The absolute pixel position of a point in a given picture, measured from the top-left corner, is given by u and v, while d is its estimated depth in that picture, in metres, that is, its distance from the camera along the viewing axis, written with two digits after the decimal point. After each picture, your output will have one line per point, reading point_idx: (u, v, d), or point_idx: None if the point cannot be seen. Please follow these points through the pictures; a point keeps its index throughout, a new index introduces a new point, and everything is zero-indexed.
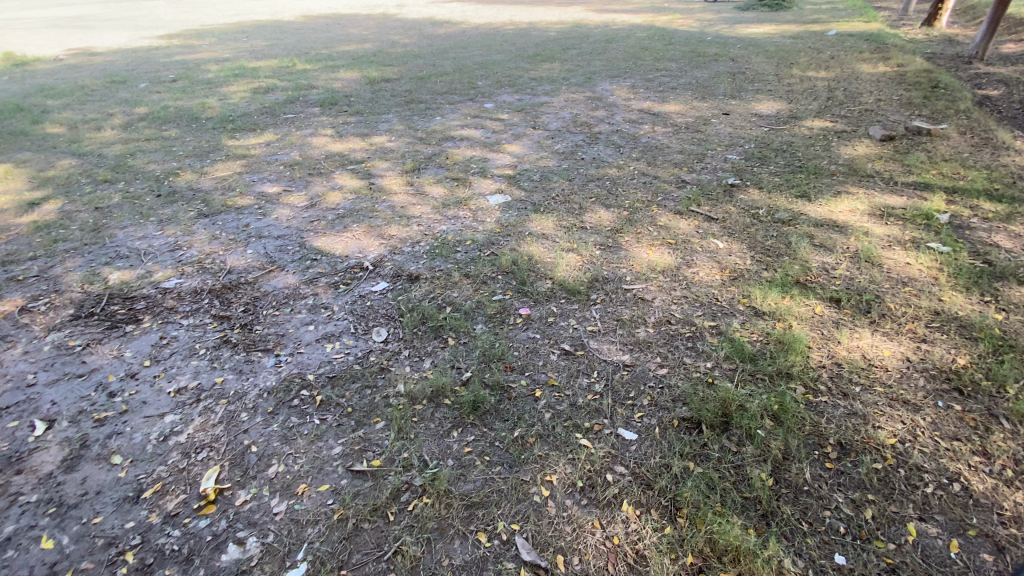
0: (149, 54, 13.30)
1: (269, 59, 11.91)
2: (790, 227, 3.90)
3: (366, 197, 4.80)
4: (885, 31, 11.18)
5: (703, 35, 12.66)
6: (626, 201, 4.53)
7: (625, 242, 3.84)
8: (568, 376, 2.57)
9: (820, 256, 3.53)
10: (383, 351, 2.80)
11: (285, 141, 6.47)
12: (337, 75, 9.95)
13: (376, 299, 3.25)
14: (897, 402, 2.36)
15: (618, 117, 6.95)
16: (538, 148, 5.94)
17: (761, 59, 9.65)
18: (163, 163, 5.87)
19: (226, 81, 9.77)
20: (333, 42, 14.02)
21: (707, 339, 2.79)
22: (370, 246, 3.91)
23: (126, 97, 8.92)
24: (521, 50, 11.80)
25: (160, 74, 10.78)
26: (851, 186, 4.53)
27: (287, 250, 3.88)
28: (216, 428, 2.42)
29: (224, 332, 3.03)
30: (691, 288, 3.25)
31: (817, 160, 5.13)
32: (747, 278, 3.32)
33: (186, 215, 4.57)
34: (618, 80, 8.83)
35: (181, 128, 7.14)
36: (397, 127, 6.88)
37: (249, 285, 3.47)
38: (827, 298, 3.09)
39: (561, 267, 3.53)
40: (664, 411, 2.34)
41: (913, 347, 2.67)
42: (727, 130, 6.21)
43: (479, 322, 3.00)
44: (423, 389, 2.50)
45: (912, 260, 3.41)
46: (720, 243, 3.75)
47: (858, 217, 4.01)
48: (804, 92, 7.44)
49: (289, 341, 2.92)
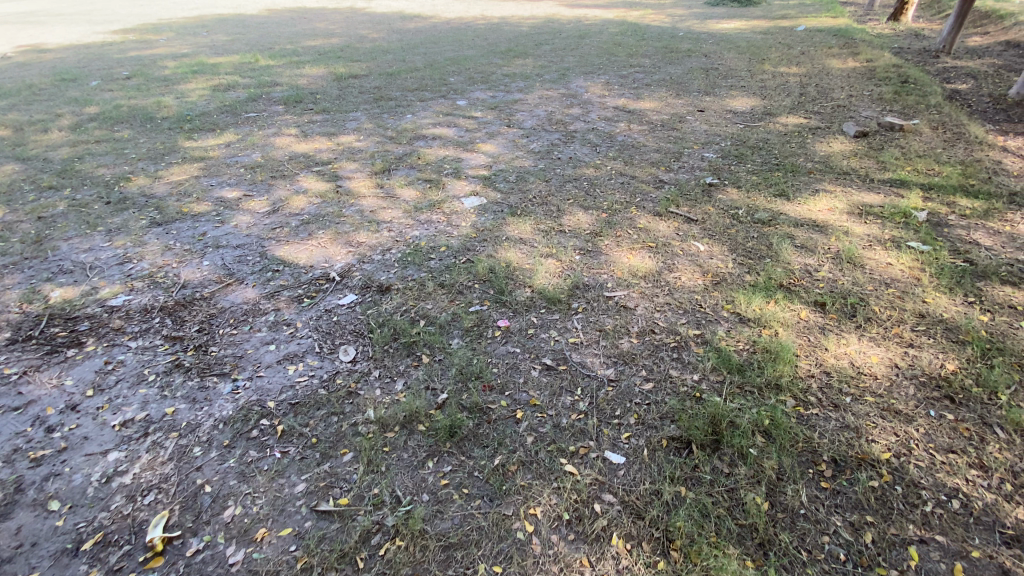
0: (102, 50, 12.62)
1: (231, 55, 11.42)
2: (771, 228, 3.83)
3: (333, 201, 4.56)
4: (853, 26, 11.35)
5: (675, 30, 12.65)
6: (605, 202, 4.40)
7: (605, 246, 3.72)
8: (550, 394, 2.42)
9: (802, 257, 3.46)
10: (351, 372, 2.60)
11: (246, 142, 6.14)
12: (303, 71, 9.58)
13: (343, 314, 3.04)
14: (889, 412, 2.30)
15: (594, 114, 6.83)
16: (513, 147, 5.77)
17: (733, 55, 9.66)
18: (114, 166, 5.50)
19: (184, 79, 9.29)
20: (300, 37, 13.56)
21: (693, 349, 2.68)
22: (337, 254, 3.68)
23: (75, 96, 8.39)
24: (494, 45, 11.58)
25: (113, 70, 10.21)
26: (829, 184, 4.50)
27: (247, 261, 3.63)
28: (167, 466, 2.19)
29: (176, 355, 2.78)
30: (675, 294, 3.13)
31: (793, 157, 5.11)
32: (730, 282, 3.22)
33: (137, 224, 4.26)
34: (593, 76, 8.72)
35: (135, 129, 6.72)
36: (366, 126, 6.61)
37: (205, 300, 3.22)
38: (812, 302, 3.01)
39: (540, 274, 3.38)
40: (652, 431, 2.21)
41: (902, 353, 2.62)
42: (703, 127, 6.16)
43: (454, 337, 2.83)
44: (395, 415, 2.33)
45: (893, 259, 3.38)
46: (701, 246, 3.65)
47: (837, 216, 3.97)
48: (777, 88, 7.45)
49: (247, 363, 2.70)
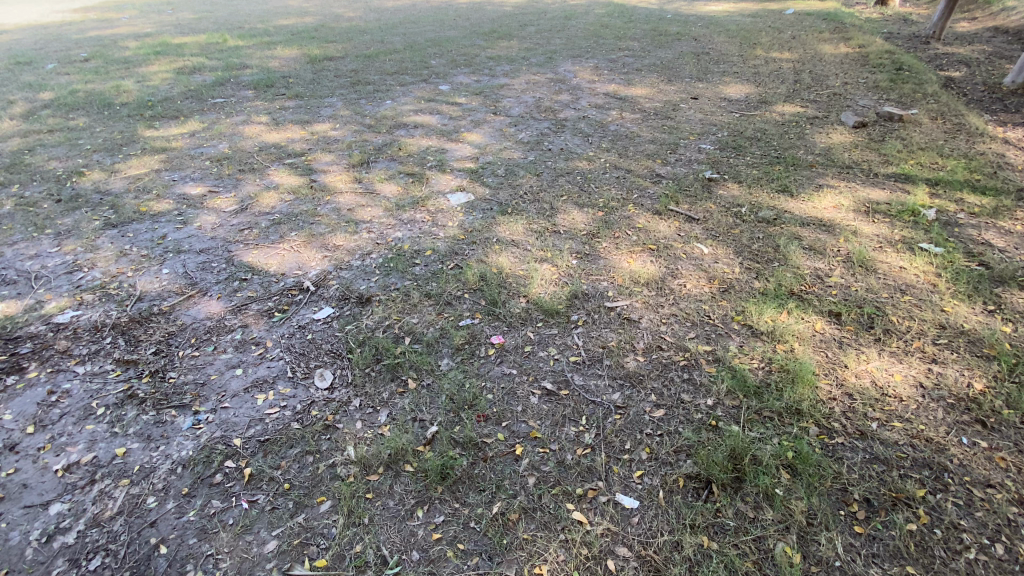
0: (59, 30, 11.80)
1: (197, 35, 10.74)
2: (777, 228, 3.62)
3: (307, 199, 4.21)
4: (842, 9, 11.15)
5: (663, 12, 12.29)
6: (600, 198, 4.14)
7: (603, 249, 3.47)
8: (552, 425, 2.19)
9: (811, 261, 3.26)
10: (328, 401, 2.33)
11: (212, 131, 5.70)
12: (274, 53, 9.02)
13: (318, 331, 2.75)
14: (919, 441, 2.12)
15: (584, 101, 6.53)
16: (501, 137, 5.45)
17: (723, 39, 9.38)
18: (67, 159, 5.03)
19: (146, 60, 8.67)
20: (271, 16, 12.85)
21: (704, 368, 2.46)
22: (312, 261, 3.37)
23: (27, 80, 7.76)
24: (476, 26, 11.10)
25: (68, 52, 9.51)
26: (832, 178, 4.30)
27: (211, 269, 3.30)
28: (116, 523, 1.91)
29: (129, 382, 2.47)
30: (681, 304, 2.91)
31: (793, 149, 4.90)
32: (738, 290, 3.01)
33: (90, 225, 3.86)
34: (581, 60, 8.37)
35: (91, 116, 6.20)
36: (343, 113, 6.20)
37: (163, 316, 2.89)
38: (826, 312, 2.82)
39: (535, 281, 3.11)
40: (666, 469, 2.00)
41: (925, 370, 2.45)
42: (697, 116, 5.91)
43: (443, 356, 2.56)
44: (379, 454, 2.08)
45: (907, 263, 3.21)
46: (704, 248, 3.43)
47: (843, 214, 3.78)
48: (771, 75, 7.22)
49: (210, 393, 2.41)
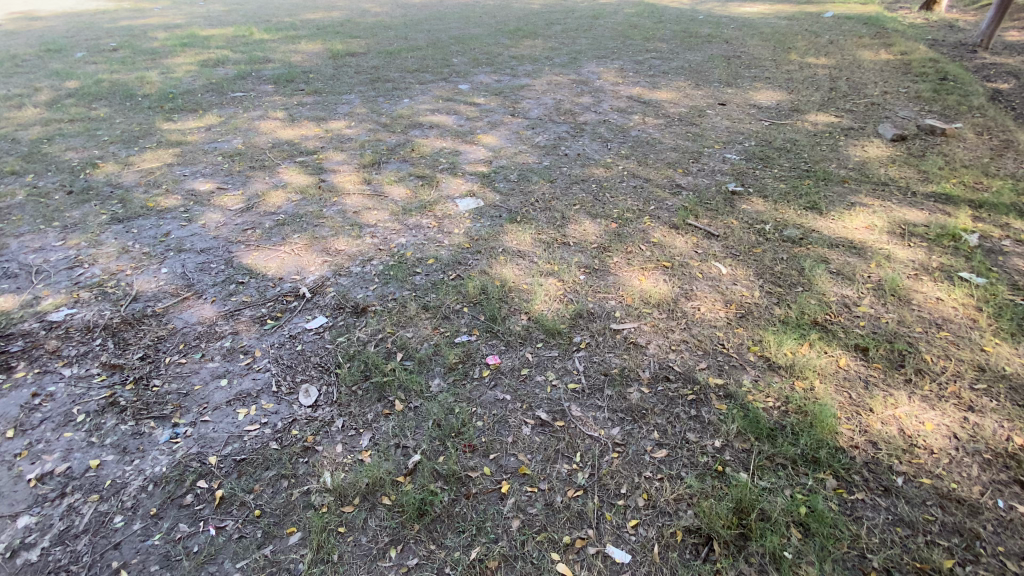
0: (94, 19, 12.06)
1: (225, 27, 10.84)
2: (802, 248, 3.39)
3: (314, 199, 4.12)
4: (884, 14, 10.63)
5: (694, 13, 11.94)
6: (615, 209, 3.96)
7: (614, 264, 3.29)
8: (543, 461, 2.04)
9: (838, 287, 3.03)
10: (310, 421, 2.23)
11: (228, 125, 5.68)
12: (298, 47, 9.02)
13: (308, 342, 2.65)
14: (949, 501, 1.90)
15: (606, 104, 6.32)
16: (516, 140, 5.29)
17: (756, 42, 9.02)
18: (83, 150, 5.07)
19: (172, 52, 8.76)
20: (299, 10, 12.93)
21: (713, 404, 2.27)
22: (312, 265, 3.28)
23: (56, 68, 7.90)
24: (502, 24, 10.93)
25: (100, 41, 9.68)
26: (865, 196, 4.03)
27: (209, 270, 3.23)
28: (80, 542, 1.83)
29: (113, 389, 2.41)
30: (693, 330, 2.72)
31: (824, 162, 4.63)
32: (757, 317, 2.80)
33: (97, 219, 3.85)
34: (606, 62, 8.14)
35: (113, 107, 6.25)
36: (359, 111, 6.12)
37: (155, 319, 2.83)
38: (852, 346, 2.60)
39: (538, 297, 2.96)
40: (664, 519, 1.83)
41: (960, 419, 2.22)
42: (724, 123, 5.65)
43: (435, 376, 2.43)
44: (356, 483, 1.96)
45: (944, 294, 2.95)
46: (723, 268, 3.22)
47: (876, 236, 3.52)
48: (805, 81, 6.88)
49: (192, 404, 2.33)
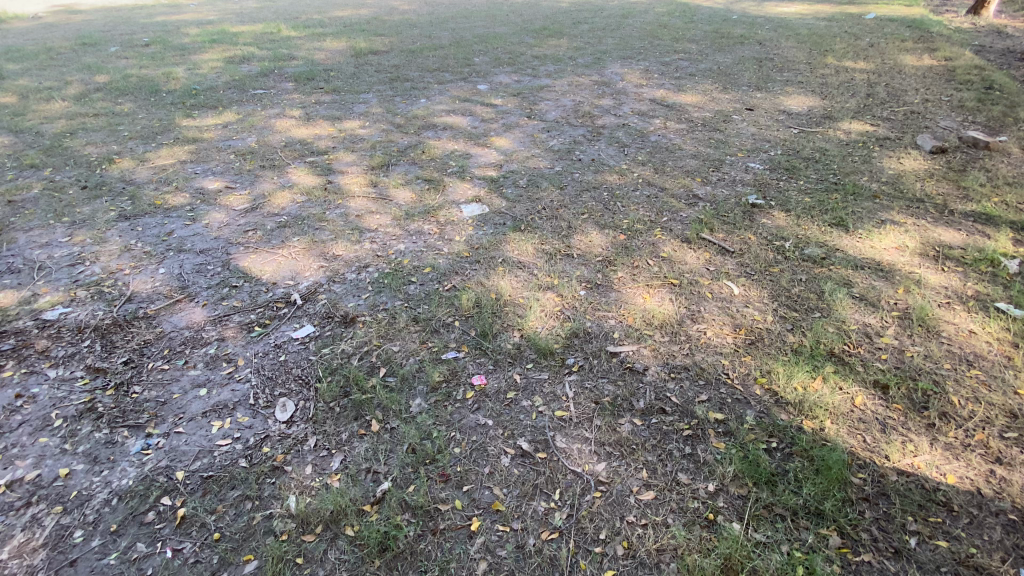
0: (132, 14, 12.38)
1: (254, 24, 10.99)
2: (824, 269, 3.15)
3: (319, 201, 4.07)
4: (930, 16, 10.06)
5: (728, 13, 11.53)
6: (625, 219, 3.78)
7: (618, 280, 3.13)
8: (518, 497, 1.91)
9: (860, 314, 2.80)
10: (283, 438, 2.16)
11: (245, 122, 5.71)
12: (322, 45, 9.07)
13: (292, 353, 2.58)
14: (966, 569, 1.71)
15: (626, 107, 6.12)
16: (530, 144, 5.15)
17: (791, 44, 8.63)
18: (102, 145, 5.16)
19: (201, 48, 8.91)
20: (329, 7, 13.03)
21: (710, 442, 2.10)
22: (307, 270, 3.21)
23: (89, 62, 8.12)
24: (528, 22, 10.78)
25: (135, 36, 9.93)
26: (898, 213, 3.74)
27: (205, 272, 3.21)
28: (37, 556, 1.79)
29: (93, 394, 2.40)
30: (696, 356, 2.54)
31: (855, 174, 4.34)
32: (767, 345, 2.60)
33: (105, 216, 3.88)
34: (630, 63, 7.90)
35: (137, 103, 6.37)
36: (375, 110, 6.07)
37: (145, 322, 2.82)
38: (870, 383, 2.38)
39: (534, 313, 2.82)
40: (643, 573, 1.68)
41: (986, 472, 2.00)
42: (750, 129, 5.39)
43: (416, 396, 2.32)
44: (320, 511, 1.87)
45: (978, 326, 2.69)
46: (735, 287, 3.02)
47: (906, 258, 3.25)
48: (840, 87, 6.52)
49: (168, 414, 2.30)
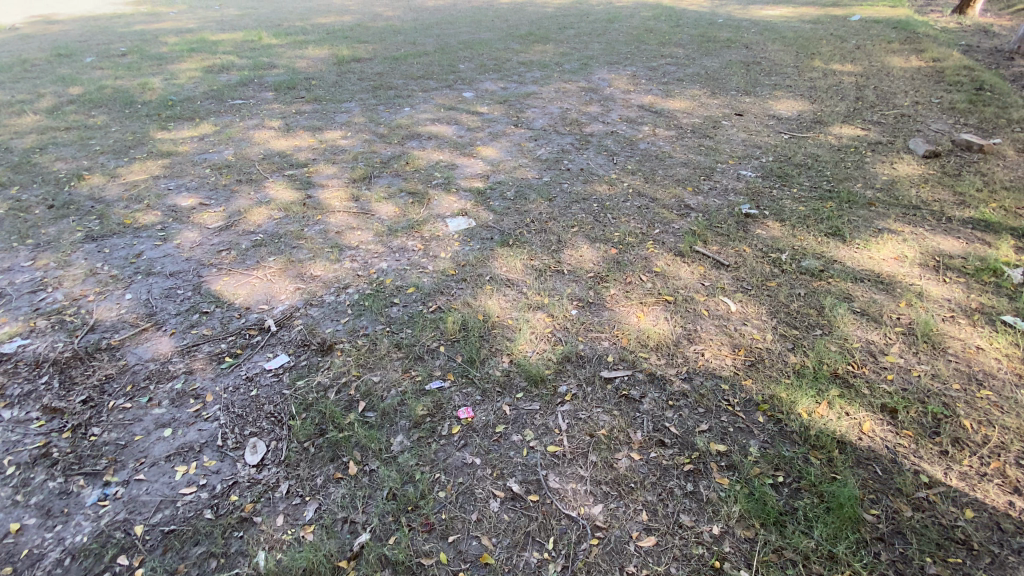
0: (109, 23, 12.11)
1: (235, 32, 10.78)
2: (822, 283, 3.05)
3: (297, 217, 3.90)
4: (914, 17, 10.11)
5: (714, 16, 11.52)
6: (616, 232, 3.66)
7: (610, 297, 2.99)
8: (508, 546, 1.76)
9: (863, 330, 2.69)
10: (253, 484, 2.00)
11: (222, 134, 5.52)
12: (304, 52, 8.90)
13: (264, 386, 2.41)
14: None
15: (614, 114, 6.02)
16: (517, 153, 5.01)
17: (778, 47, 8.60)
18: (72, 161, 4.94)
19: (179, 57, 8.69)
20: (312, 14, 12.85)
21: (713, 478, 1.97)
22: (283, 293, 3.04)
23: (63, 73, 7.87)
24: (514, 28, 10.68)
25: (111, 46, 9.68)
26: (895, 221, 3.66)
27: (175, 297, 3.03)
28: None
29: (48, 438, 2.21)
30: (694, 381, 2.40)
31: (849, 181, 4.26)
32: (769, 366, 2.48)
33: (71, 237, 3.68)
34: (618, 68, 7.82)
35: (111, 115, 6.15)
36: (358, 120, 5.92)
37: (108, 354, 2.63)
38: (877, 407, 2.27)
39: (523, 336, 2.67)
40: None
41: (1005, 505, 1.90)
42: (740, 135, 5.30)
43: (397, 433, 2.16)
44: (291, 569, 1.71)
45: (985, 342, 2.60)
46: (732, 304, 2.90)
47: (906, 269, 3.16)
48: (829, 90, 6.47)
49: (130, 459, 2.12)
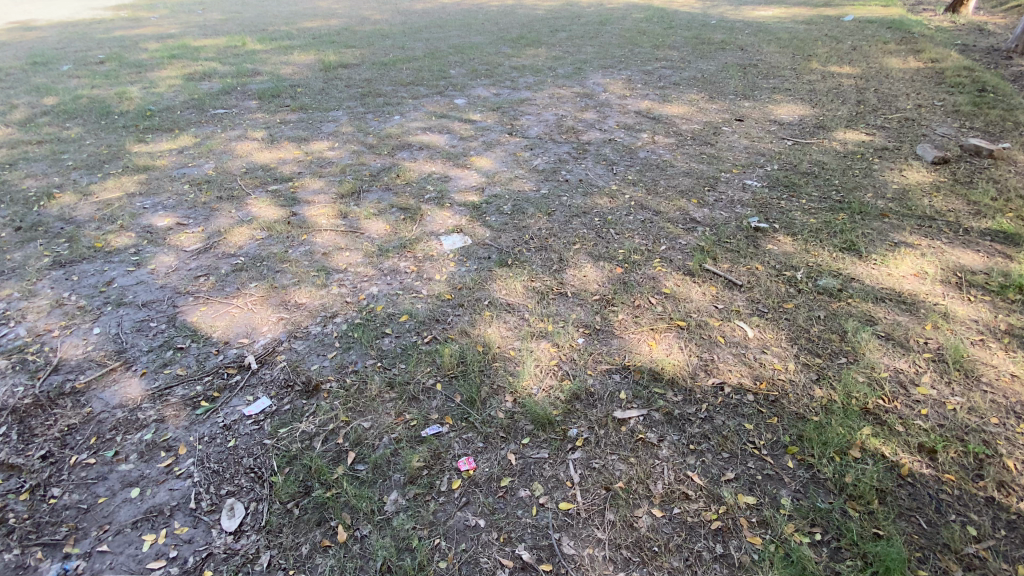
0: (87, 29, 11.75)
1: (217, 37, 10.48)
2: (842, 304, 2.87)
3: (281, 237, 3.66)
4: (907, 16, 10.03)
5: (707, 17, 11.40)
6: (621, 249, 3.46)
7: (618, 323, 2.79)
8: None
9: (890, 358, 2.51)
10: (231, 555, 1.77)
11: (203, 147, 5.27)
12: (289, 59, 8.64)
13: (243, 436, 2.18)
14: None
15: (611, 120, 5.84)
16: (513, 164, 4.81)
17: (774, 49, 8.47)
18: (43, 178, 4.67)
19: (159, 65, 8.40)
20: (298, 18, 12.57)
21: (744, 537, 1.78)
22: (264, 325, 2.81)
23: (37, 83, 7.56)
24: (504, 31, 10.48)
25: (89, 53, 9.36)
26: (910, 234, 3.49)
27: (147, 331, 2.79)
28: None
29: (2, 501, 1.97)
30: (715, 420, 2.21)
31: (858, 190, 4.10)
32: (793, 401, 2.29)
33: (37, 263, 3.42)
34: (612, 73, 7.65)
35: (86, 127, 5.87)
36: (345, 129, 5.69)
37: (72, 399, 2.39)
38: (914, 448, 2.09)
39: (527, 371, 2.46)
40: None
41: None
42: (742, 142, 5.14)
43: (392, 490, 1.95)
44: None
45: (1020, 369, 2.42)
46: (748, 329, 2.71)
47: (927, 287, 2.99)
48: (829, 93, 6.33)
49: (92, 525, 1.89)
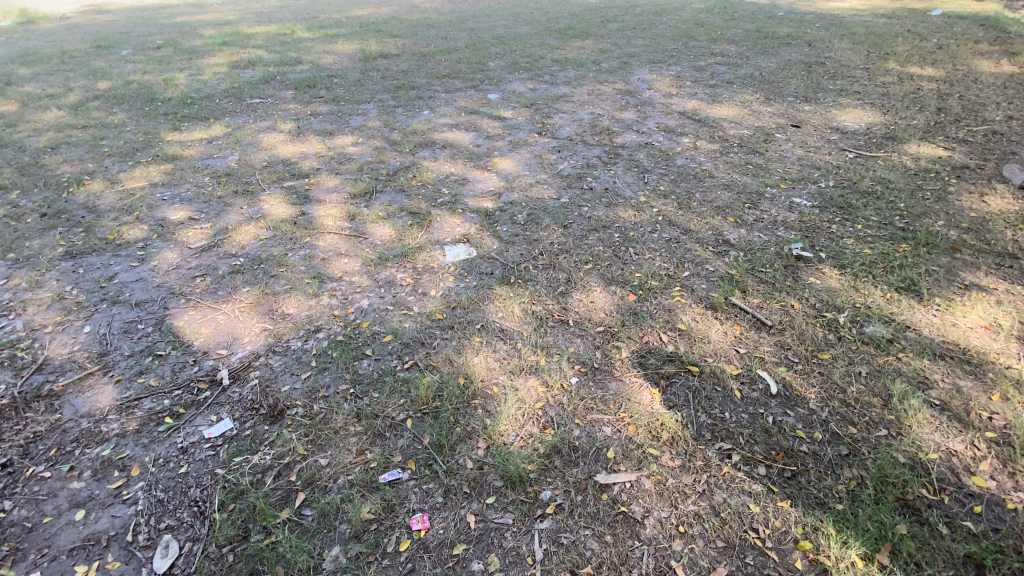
0: (152, 15, 12.24)
1: (269, 25, 10.65)
2: (890, 359, 2.43)
3: (284, 238, 3.56)
4: (1007, 12, 8.88)
5: (775, 8, 10.52)
6: (638, 272, 3.13)
7: (620, 362, 2.49)
8: None
9: (942, 435, 2.08)
10: None
11: (231, 137, 5.28)
12: (333, 47, 8.64)
13: (197, 462, 2.07)
14: None
15: (651, 122, 5.41)
16: (537, 167, 4.52)
17: (846, 46, 7.68)
18: (78, 164, 4.79)
19: (210, 52, 8.59)
20: (349, 5, 12.62)
21: None
22: (246, 335, 2.70)
23: (98, 67, 7.89)
24: (553, 21, 10.07)
25: (149, 38, 9.70)
26: (985, 275, 2.96)
27: (133, 333, 2.74)
28: None
29: None
30: (715, 496, 1.89)
31: (927, 216, 3.55)
32: (814, 483, 1.93)
33: (51, 253, 3.48)
34: (660, 68, 7.14)
35: (130, 113, 6.03)
36: (372, 123, 5.56)
37: (46, 403, 2.36)
38: (959, 560, 1.69)
39: (507, 414, 2.21)
40: None
41: None
42: (795, 152, 4.61)
43: (334, 545, 1.77)
44: None
45: None
46: (771, 382, 2.33)
47: (1000, 344, 2.50)
48: (904, 98, 5.63)
49: (31, 547, 1.81)
